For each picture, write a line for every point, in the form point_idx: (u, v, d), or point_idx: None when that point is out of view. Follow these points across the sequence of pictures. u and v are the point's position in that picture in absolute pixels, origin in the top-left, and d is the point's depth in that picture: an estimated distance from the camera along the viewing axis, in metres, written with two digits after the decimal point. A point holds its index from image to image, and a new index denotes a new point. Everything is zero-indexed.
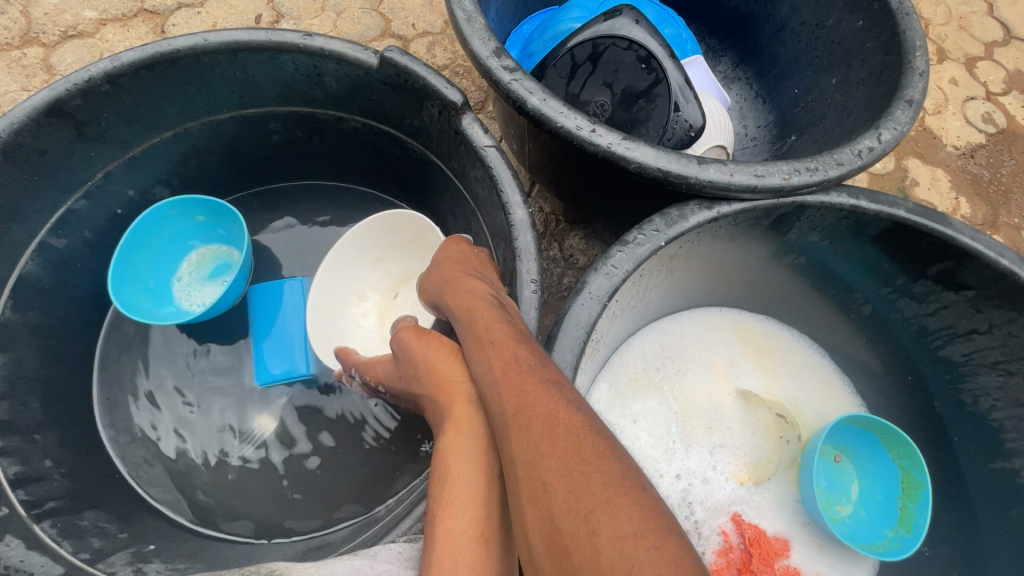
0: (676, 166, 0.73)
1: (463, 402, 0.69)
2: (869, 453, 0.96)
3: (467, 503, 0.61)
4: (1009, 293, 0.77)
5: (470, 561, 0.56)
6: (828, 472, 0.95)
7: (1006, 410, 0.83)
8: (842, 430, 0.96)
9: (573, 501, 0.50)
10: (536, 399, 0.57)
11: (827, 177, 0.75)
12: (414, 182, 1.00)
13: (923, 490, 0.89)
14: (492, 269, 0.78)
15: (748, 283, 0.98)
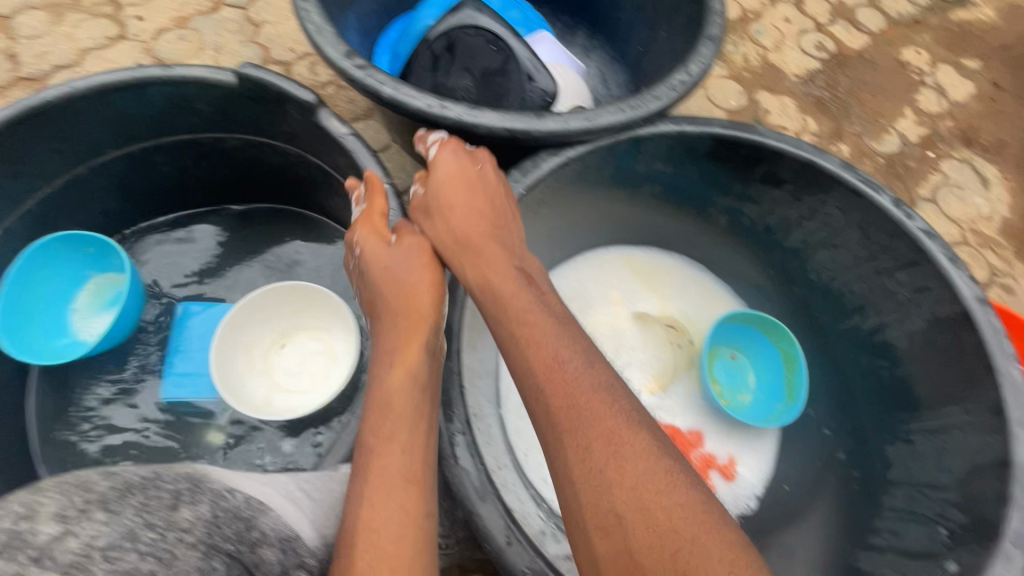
0: (518, 123, 0.85)
1: (416, 346, 0.75)
2: (757, 345, 1.11)
3: (406, 449, 0.68)
4: (816, 179, 0.92)
5: (401, 502, 0.63)
6: (726, 369, 1.10)
7: (841, 277, 0.98)
8: (729, 330, 1.11)
9: (654, 536, 0.56)
10: (598, 417, 0.64)
11: (649, 111, 0.89)
12: (304, 188, 1.07)
13: (799, 362, 1.04)
14: (506, 212, 0.83)
15: (622, 218, 1.11)
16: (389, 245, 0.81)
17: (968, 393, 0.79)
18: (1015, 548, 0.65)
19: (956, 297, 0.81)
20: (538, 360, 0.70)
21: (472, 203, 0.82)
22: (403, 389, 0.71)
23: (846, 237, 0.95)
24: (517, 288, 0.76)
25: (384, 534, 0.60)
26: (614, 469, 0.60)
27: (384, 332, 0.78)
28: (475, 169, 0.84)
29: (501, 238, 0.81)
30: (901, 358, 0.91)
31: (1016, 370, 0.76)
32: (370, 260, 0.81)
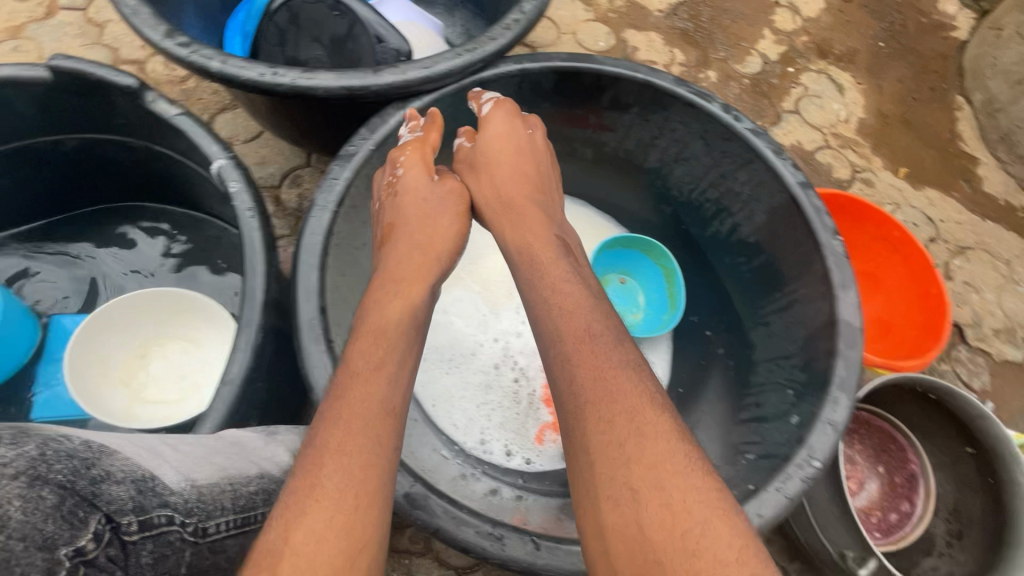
0: (356, 81, 0.85)
1: (420, 283, 0.78)
2: (641, 266, 1.18)
3: (392, 381, 0.63)
4: (656, 98, 0.98)
5: (376, 433, 0.58)
6: (615, 293, 1.18)
7: (697, 187, 1.05)
8: (613, 257, 1.18)
9: (669, 515, 0.52)
10: (619, 390, 0.62)
11: (486, 53, 0.90)
12: (165, 181, 1.04)
13: (676, 274, 1.12)
14: (547, 183, 0.93)
15: None
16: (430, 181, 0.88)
17: (804, 270, 0.87)
18: (841, 392, 0.74)
19: (783, 186, 0.89)
20: (570, 328, 0.69)
21: (524, 167, 0.91)
22: (395, 317, 0.71)
23: (693, 149, 1.01)
24: (555, 257, 0.80)
25: (344, 457, 0.55)
26: (636, 447, 0.57)
27: (385, 265, 0.80)
28: (524, 133, 0.93)
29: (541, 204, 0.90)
30: (754, 252, 0.99)
31: (837, 242, 0.84)
32: (409, 185, 0.86)
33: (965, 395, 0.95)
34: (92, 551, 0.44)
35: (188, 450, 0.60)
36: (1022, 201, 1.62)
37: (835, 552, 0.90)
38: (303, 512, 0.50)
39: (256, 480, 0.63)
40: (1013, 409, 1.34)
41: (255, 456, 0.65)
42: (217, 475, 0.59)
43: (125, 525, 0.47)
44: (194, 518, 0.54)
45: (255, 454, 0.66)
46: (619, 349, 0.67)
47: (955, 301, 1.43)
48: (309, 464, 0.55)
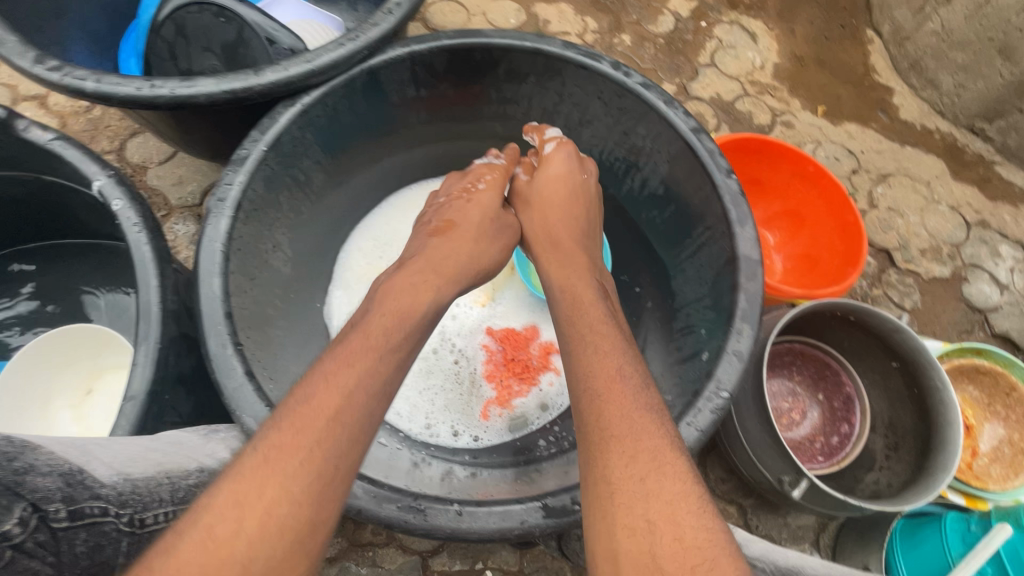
0: (237, 83, 0.85)
1: (444, 283, 0.82)
2: None
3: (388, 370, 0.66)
4: (549, 64, 0.98)
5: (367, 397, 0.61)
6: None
7: (606, 148, 1.07)
8: None
9: (680, 548, 0.51)
10: (647, 425, 0.60)
11: (369, 40, 0.90)
12: (70, 212, 1.02)
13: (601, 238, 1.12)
14: (591, 229, 0.95)
15: (408, 152, 1.14)
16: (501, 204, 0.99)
17: (706, 212, 0.90)
18: (744, 323, 0.76)
19: (678, 133, 0.91)
20: (601, 368, 0.67)
21: (571, 205, 0.96)
22: (407, 322, 0.73)
23: (594, 111, 1.02)
24: (594, 299, 0.80)
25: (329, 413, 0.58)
26: (649, 479, 0.56)
27: (426, 260, 0.85)
28: (580, 177, 0.98)
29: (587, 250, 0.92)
30: (665, 203, 1.01)
31: (731, 181, 0.86)
32: (477, 202, 0.97)
33: (878, 312, 0.99)
34: (19, 535, 0.44)
35: (116, 446, 0.59)
36: (936, 123, 1.67)
37: (774, 478, 0.94)
38: (266, 478, 0.52)
39: (195, 474, 0.62)
40: (944, 323, 1.39)
41: (191, 453, 0.64)
42: (150, 470, 0.59)
43: (53, 512, 0.47)
44: (129, 508, 0.54)
45: (190, 449, 0.65)
46: (645, 388, 0.65)
47: (881, 228, 1.48)
48: (283, 434, 0.55)
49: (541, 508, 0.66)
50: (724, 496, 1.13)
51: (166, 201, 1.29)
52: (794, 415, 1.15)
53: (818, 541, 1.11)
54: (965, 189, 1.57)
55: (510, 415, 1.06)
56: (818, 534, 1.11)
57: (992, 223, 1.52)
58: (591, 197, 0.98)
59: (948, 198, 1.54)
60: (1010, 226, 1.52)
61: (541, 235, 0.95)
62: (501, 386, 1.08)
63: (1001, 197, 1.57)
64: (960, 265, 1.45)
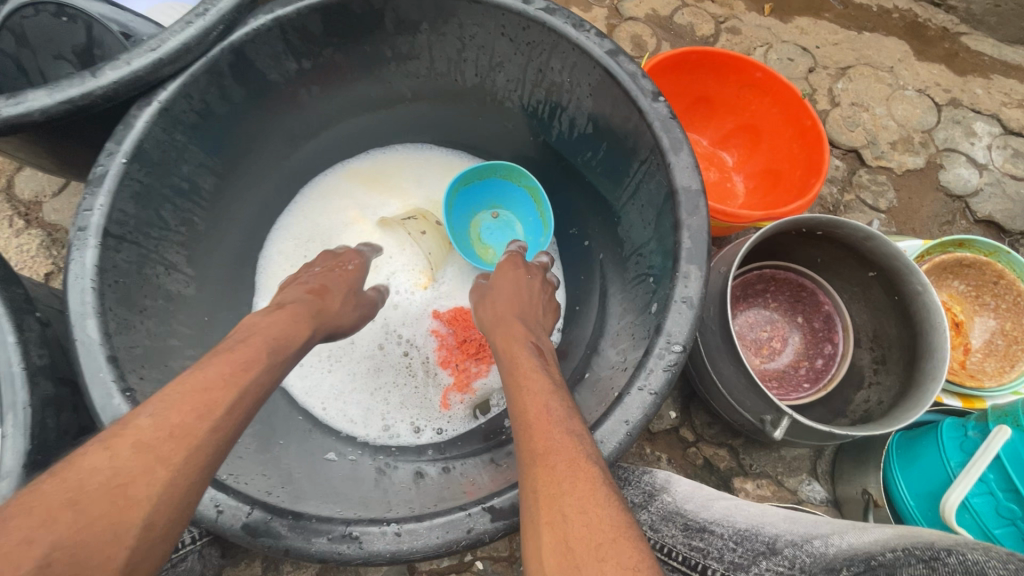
0: (72, 90, 0.73)
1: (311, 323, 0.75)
2: (509, 193, 1.11)
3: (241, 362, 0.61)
4: (439, 4, 0.85)
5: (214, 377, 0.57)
6: (490, 230, 1.12)
7: (523, 93, 0.95)
8: (478, 192, 1.11)
9: (587, 535, 0.48)
10: (563, 443, 0.57)
11: (220, 12, 0.77)
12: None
13: (540, 192, 1.04)
14: (535, 307, 0.87)
15: (312, 136, 1.01)
16: (481, 288, 0.95)
17: (639, 145, 0.79)
18: (691, 265, 0.67)
19: (594, 60, 0.79)
20: (532, 401, 0.63)
21: (516, 298, 0.87)
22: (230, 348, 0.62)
23: (502, 51, 0.89)
24: (529, 354, 0.72)
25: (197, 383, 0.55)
26: (562, 485, 0.52)
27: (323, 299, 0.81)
28: (521, 272, 0.93)
29: (534, 320, 0.84)
30: (596, 142, 0.90)
31: (660, 104, 0.75)
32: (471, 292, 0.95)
33: (846, 221, 0.90)
34: None
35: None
36: (894, 1, 1.52)
37: (755, 418, 0.87)
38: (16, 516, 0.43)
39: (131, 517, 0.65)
40: (923, 217, 1.30)
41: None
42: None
43: None
44: None
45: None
46: (578, 417, 0.61)
47: (847, 126, 1.36)
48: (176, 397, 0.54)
49: (487, 511, 0.60)
50: (713, 440, 1.08)
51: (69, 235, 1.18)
52: (774, 343, 1.09)
53: (816, 469, 1.07)
54: (932, 68, 1.45)
55: (472, 399, 0.99)
56: (815, 461, 1.07)
57: (964, 101, 1.41)
58: (534, 286, 0.92)
59: (913, 81, 1.42)
60: (984, 100, 1.41)
61: (487, 322, 0.84)
62: (458, 370, 1.01)
63: (970, 70, 1.45)
64: (934, 152, 1.35)
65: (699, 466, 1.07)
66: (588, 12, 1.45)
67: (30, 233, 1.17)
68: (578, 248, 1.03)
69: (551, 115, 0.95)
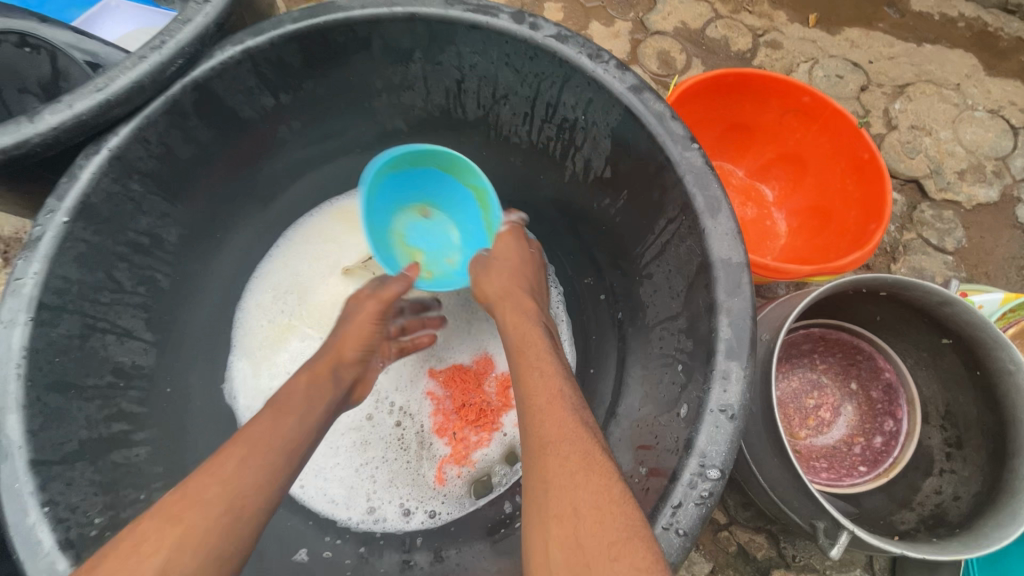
0: (7, 138, 0.63)
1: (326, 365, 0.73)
2: (437, 178, 0.90)
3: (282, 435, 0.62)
4: (433, 31, 0.74)
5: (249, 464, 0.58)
6: (417, 231, 0.92)
7: (530, 128, 0.82)
8: (406, 178, 0.89)
9: (599, 528, 0.47)
10: (573, 434, 0.55)
11: (179, 44, 0.67)
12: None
13: (490, 195, 0.86)
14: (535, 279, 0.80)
15: (297, 175, 0.91)
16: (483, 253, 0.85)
17: (666, 201, 0.66)
18: (730, 361, 0.54)
19: (613, 97, 0.67)
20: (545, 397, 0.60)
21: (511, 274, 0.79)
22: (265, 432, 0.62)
23: (506, 82, 0.77)
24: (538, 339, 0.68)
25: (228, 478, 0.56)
26: (571, 479, 0.51)
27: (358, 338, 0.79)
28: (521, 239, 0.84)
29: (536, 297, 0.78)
30: (616, 188, 0.77)
31: (693, 152, 0.62)
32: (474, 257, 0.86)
33: (921, 284, 0.74)
34: None
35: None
36: (959, 8, 1.34)
37: (805, 522, 0.72)
38: None
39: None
40: (997, 259, 1.13)
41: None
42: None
43: None
44: None
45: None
46: (586, 407, 0.60)
47: (906, 153, 1.20)
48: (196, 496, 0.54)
49: None
50: (749, 524, 0.93)
51: None
52: (823, 414, 0.93)
53: (873, 564, 0.91)
54: (1005, 85, 1.27)
55: (470, 475, 0.87)
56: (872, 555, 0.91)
57: None
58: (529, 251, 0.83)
59: (983, 100, 1.25)
60: None
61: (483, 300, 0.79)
62: (456, 439, 0.88)
63: None
64: (1010, 182, 1.18)
65: (732, 554, 0.92)
66: (609, 26, 1.32)
67: (6, 272, 1.10)
68: (593, 303, 0.90)
69: (564, 154, 0.82)
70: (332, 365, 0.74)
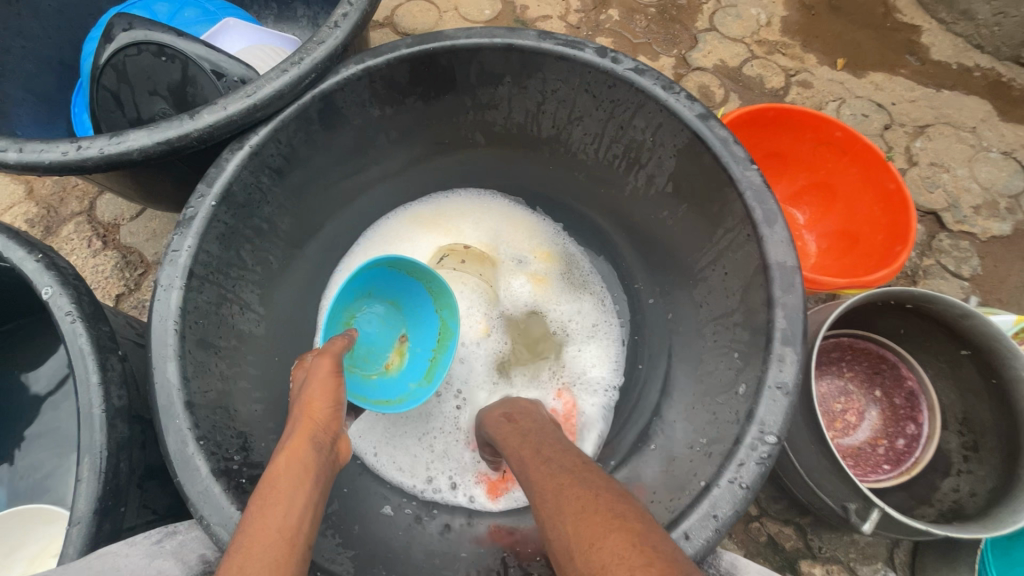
0: (171, 132, 0.75)
1: (301, 440, 0.64)
2: (418, 304, 1.02)
3: (290, 494, 0.57)
4: (524, 59, 0.86)
5: (293, 500, 0.57)
6: (366, 332, 0.96)
7: (598, 147, 0.94)
8: (388, 277, 0.98)
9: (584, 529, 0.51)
10: (565, 459, 0.64)
11: (314, 59, 0.79)
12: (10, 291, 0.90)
13: (452, 339, 0.98)
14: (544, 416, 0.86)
15: (384, 178, 1.02)
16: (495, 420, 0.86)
17: (726, 214, 0.76)
18: (785, 347, 0.64)
19: (683, 123, 0.78)
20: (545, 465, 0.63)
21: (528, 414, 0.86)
22: (291, 471, 0.59)
23: (583, 106, 0.89)
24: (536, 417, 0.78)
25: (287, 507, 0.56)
26: (560, 487, 0.58)
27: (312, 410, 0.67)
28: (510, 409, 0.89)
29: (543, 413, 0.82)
30: (675, 203, 0.88)
31: (752, 172, 0.73)
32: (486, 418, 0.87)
33: (941, 297, 0.85)
34: None
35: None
36: (975, 59, 1.47)
37: (836, 505, 0.81)
38: None
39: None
40: (1010, 287, 1.22)
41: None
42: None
43: None
44: None
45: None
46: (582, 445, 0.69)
47: (925, 187, 1.30)
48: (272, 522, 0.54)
49: None
50: (779, 517, 1.01)
51: (142, 259, 1.22)
52: (850, 417, 1.02)
53: (894, 559, 0.99)
54: (1018, 130, 1.38)
55: None
56: (892, 549, 0.99)
57: None
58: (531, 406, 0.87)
59: (998, 143, 1.36)
60: None
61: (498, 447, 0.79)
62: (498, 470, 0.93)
63: None
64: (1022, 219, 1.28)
65: (762, 543, 1.00)
66: (654, 61, 1.45)
67: (106, 254, 1.22)
68: (641, 308, 1.01)
69: (627, 171, 0.93)
70: (308, 433, 0.65)
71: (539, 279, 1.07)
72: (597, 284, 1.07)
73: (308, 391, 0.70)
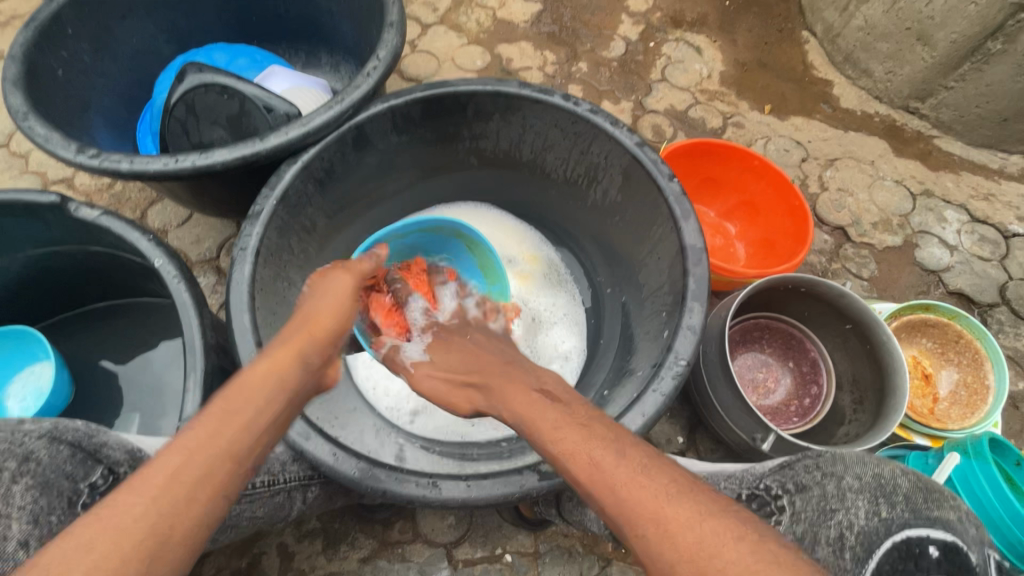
0: (246, 151, 1.01)
1: (302, 340, 0.77)
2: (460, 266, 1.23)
3: (280, 367, 0.71)
4: (510, 101, 1.14)
5: (279, 376, 0.70)
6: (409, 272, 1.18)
7: (565, 167, 1.21)
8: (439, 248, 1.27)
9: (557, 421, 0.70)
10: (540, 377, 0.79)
11: (353, 100, 1.06)
12: (100, 275, 1.15)
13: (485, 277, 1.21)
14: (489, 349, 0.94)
15: (397, 191, 1.28)
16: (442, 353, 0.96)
17: (657, 214, 1.03)
18: (694, 302, 0.90)
19: (626, 148, 1.06)
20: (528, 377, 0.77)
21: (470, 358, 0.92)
22: (287, 363, 0.72)
23: (554, 136, 1.17)
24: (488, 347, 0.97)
25: (271, 377, 0.69)
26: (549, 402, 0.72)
27: (314, 335, 0.79)
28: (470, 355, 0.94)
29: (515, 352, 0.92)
30: (623, 209, 1.15)
31: (674, 183, 1.01)
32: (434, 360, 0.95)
33: (824, 281, 1.12)
34: (101, 483, 0.64)
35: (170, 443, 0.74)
36: (875, 108, 1.81)
37: (748, 436, 1.05)
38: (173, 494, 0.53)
39: None
40: (901, 286, 1.52)
41: None
42: None
43: (122, 473, 0.66)
44: None
45: None
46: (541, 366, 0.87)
47: (834, 208, 1.61)
48: (259, 387, 0.67)
49: (536, 472, 0.78)
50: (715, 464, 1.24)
51: (187, 258, 1.45)
52: (769, 383, 1.27)
53: None
54: (908, 163, 1.71)
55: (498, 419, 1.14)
56: None
57: (936, 191, 1.66)
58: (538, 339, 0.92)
59: (892, 173, 1.68)
60: (953, 192, 1.66)
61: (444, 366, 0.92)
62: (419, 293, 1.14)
63: (942, 167, 1.71)
64: (910, 233, 1.59)
65: None
66: (616, 104, 1.77)
67: None
68: (600, 295, 1.27)
69: (588, 186, 1.20)
70: (307, 344, 0.77)
71: (524, 275, 1.32)
72: (569, 283, 1.33)
73: (316, 311, 0.84)
